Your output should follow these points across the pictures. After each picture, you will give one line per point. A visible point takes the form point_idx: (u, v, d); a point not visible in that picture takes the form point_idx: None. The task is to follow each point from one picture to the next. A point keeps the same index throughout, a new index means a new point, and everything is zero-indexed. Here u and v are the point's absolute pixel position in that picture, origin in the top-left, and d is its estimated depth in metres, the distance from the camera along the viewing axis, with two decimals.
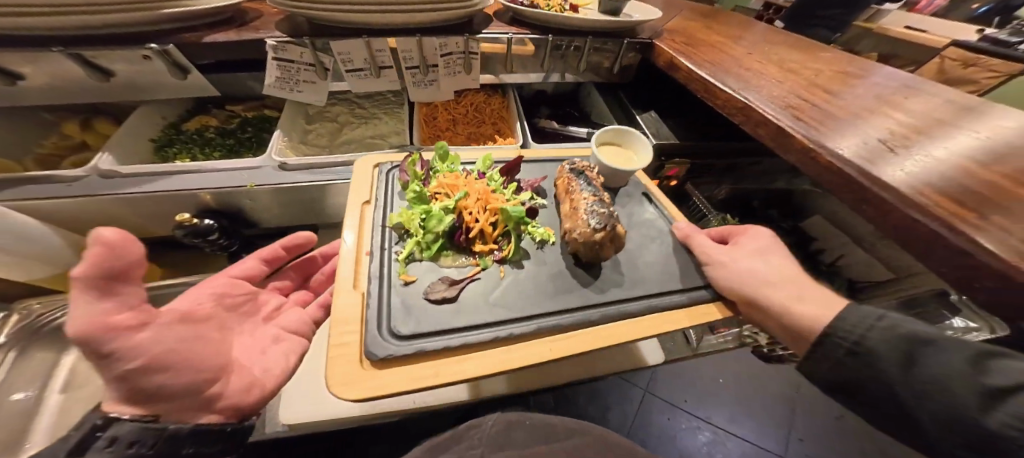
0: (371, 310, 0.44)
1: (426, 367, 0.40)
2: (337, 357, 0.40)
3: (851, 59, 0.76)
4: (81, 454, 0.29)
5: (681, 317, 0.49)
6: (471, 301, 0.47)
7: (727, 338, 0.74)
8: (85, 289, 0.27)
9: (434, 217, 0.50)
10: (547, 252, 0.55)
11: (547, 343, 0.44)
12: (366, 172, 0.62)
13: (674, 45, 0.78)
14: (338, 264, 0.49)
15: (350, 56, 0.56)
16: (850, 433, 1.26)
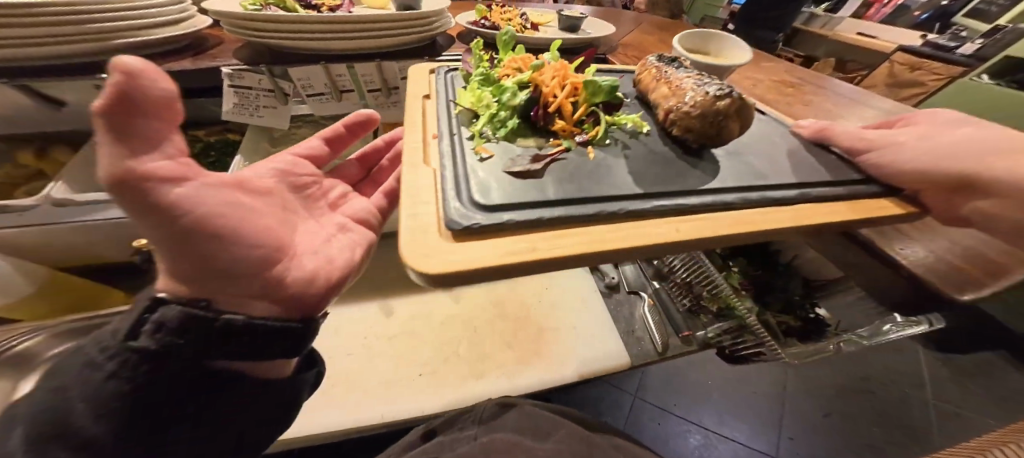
0: (449, 186, 0.42)
1: (513, 240, 0.37)
2: (420, 228, 0.38)
3: (791, 70, 0.81)
4: (135, 335, 0.26)
5: (841, 213, 0.44)
6: (555, 175, 0.45)
7: (691, 341, 0.76)
8: (106, 131, 0.18)
9: (508, 92, 0.53)
10: (636, 142, 0.54)
11: (668, 223, 0.41)
12: (431, 83, 0.64)
13: (628, 60, 0.83)
14: (406, 148, 0.51)
15: (309, 81, 0.58)
16: (840, 431, 1.25)
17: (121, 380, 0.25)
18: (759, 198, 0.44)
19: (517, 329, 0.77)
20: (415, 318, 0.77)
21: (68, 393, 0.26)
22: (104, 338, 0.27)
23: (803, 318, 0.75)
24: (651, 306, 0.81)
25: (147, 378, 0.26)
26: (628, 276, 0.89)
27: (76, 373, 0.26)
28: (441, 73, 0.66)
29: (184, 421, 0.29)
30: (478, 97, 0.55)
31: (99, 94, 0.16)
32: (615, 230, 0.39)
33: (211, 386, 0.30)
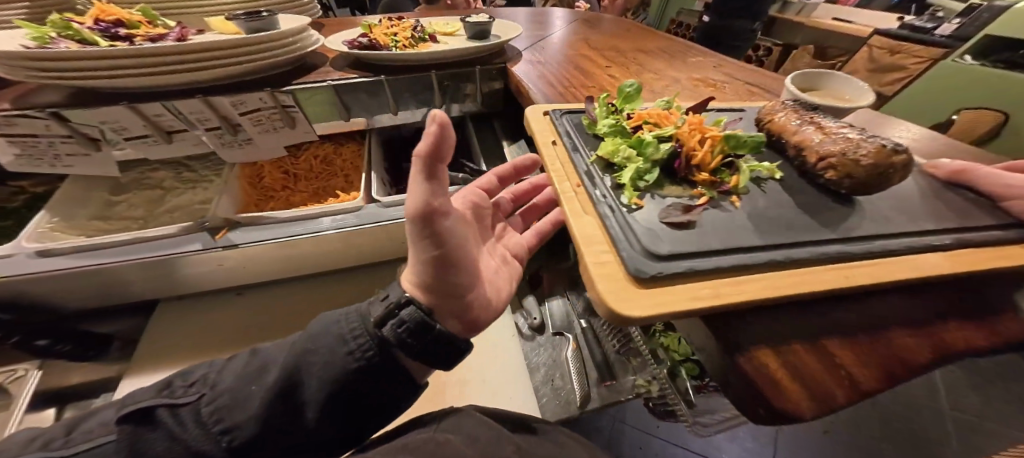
0: (619, 226, 0.32)
1: (702, 285, 0.27)
2: (602, 267, 0.29)
3: (721, 68, 0.70)
4: (381, 325, 0.34)
5: (1012, 257, 0.33)
6: (717, 226, 0.33)
7: (615, 391, 0.67)
8: (421, 172, 0.26)
9: (652, 143, 0.39)
10: (771, 195, 0.38)
11: (832, 269, 0.30)
12: (549, 127, 0.49)
13: (534, 66, 0.69)
14: (560, 197, 0.38)
15: (121, 124, 0.50)
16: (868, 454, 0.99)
17: (353, 358, 0.33)
18: (924, 244, 0.33)
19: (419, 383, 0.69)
20: None
21: (315, 357, 0.34)
22: (352, 324, 0.35)
23: None
24: (575, 352, 0.72)
25: (374, 364, 0.34)
26: (553, 312, 0.79)
27: (325, 341, 0.34)
28: (557, 116, 0.51)
29: (364, 404, 0.35)
30: (607, 146, 0.41)
31: (422, 139, 0.24)
32: (789, 277, 0.29)
33: (392, 385, 0.35)
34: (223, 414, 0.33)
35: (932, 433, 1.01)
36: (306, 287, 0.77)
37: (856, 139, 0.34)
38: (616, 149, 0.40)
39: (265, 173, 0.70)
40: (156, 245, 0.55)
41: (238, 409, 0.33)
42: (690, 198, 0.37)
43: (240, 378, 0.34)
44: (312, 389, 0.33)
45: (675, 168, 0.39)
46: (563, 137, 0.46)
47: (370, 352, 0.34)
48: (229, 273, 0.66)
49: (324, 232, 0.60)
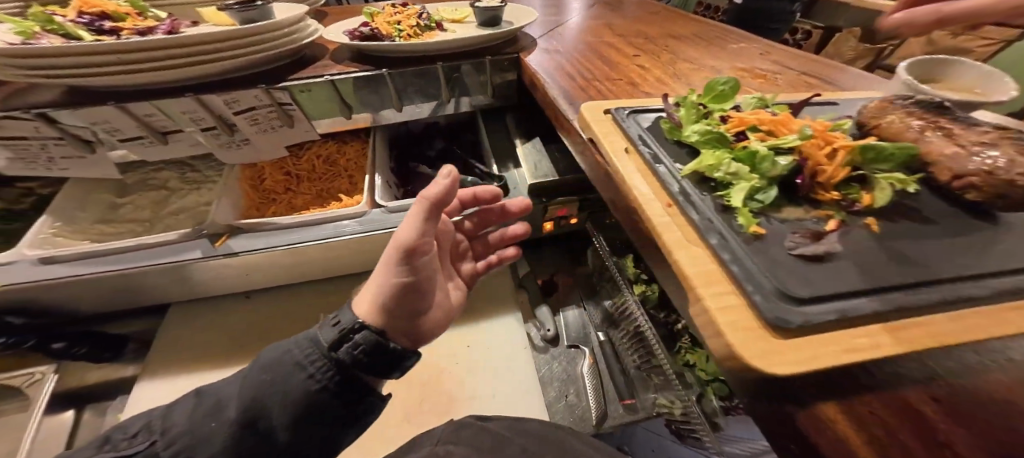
0: (740, 263, 0.23)
1: (846, 342, 0.20)
2: (731, 314, 0.22)
3: (763, 56, 0.62)
4: (335, 350, 0.32)
5: None
6: (867, 256, 0.24)
7: (633, 411, 0.62)
8: (424, 203, 0.34)
9: (767, 160, 0.28)
10: (908, 214, 0.28)
11: (1004, 312, 0.21)
12: (616, 130, 0.39)
13: (550, 55, 0.63)
14: (652, 223, 0.28)
15: (113, 125, 0.47)
16: None
17: (315, 382, 0.31)
18: None
19: (426, 398, 0.64)
20: None
21: (272, 387, 0.31)
22: (302, 348, 0.33)
23: None
24: (591, 367, 0.67)
25: (331, 388, 0.32)
26: (569, 323, 0.74)
27: (285, 367, 0.32)
28: (622, 115, 0.40)
29: (334, 426, 0.33)
30: (703, 155, 0.30)
31: (438, 183, 0.33)
32: (943, 323, 0.21)
33: (354, 405, 0.34)
34: (194, 451, 0.30)
35: None
36: (314, 290, 0.74)
37: (1021, 155, 0.25)
38: (716, 159, 0.29)
39: (266, 174, 0.67)
40: (156, 251, 0.53)
41: (208, 446, 0.30)
42: (814, 225, 0.26)
43: (196, 416, 0.31)
44: (279, 417, 0.31)
45: (800, 184, 0.28)
46: (631, 139, 0.36)
47: (327, 378, 0.32)
48: (234, 278, 0.63)
49: (329, 239, 0.57)
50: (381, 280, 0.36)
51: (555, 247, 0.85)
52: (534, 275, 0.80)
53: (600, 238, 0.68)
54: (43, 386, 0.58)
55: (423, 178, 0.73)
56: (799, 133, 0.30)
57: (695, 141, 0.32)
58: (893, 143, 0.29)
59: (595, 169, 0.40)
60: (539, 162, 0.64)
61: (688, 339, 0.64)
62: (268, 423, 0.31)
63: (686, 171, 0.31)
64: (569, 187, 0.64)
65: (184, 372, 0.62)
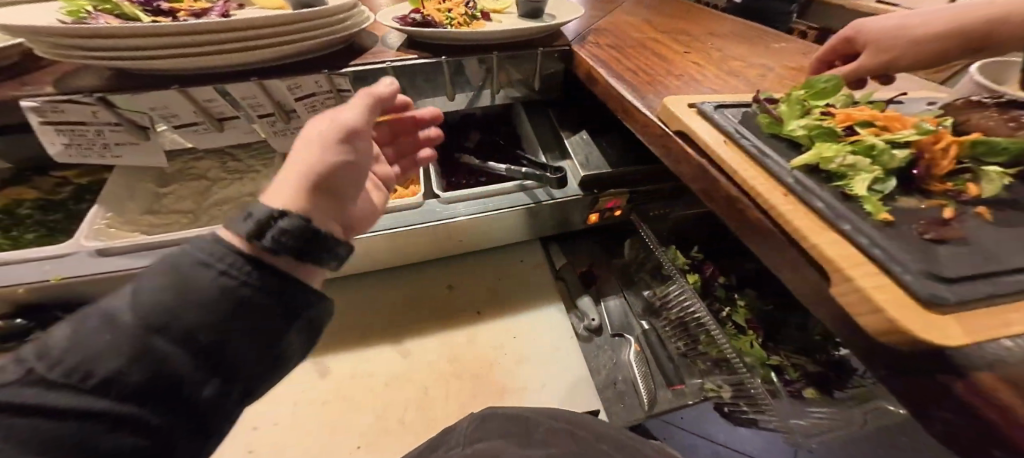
0: (878, 245, 0.27)
1: (994, 320, 0.23)
2: (887, 292, 0.24)
3: (801, 53, 0.65)
4: (256, 239, 0.23)
5: None
6: (982, 241, 0.28)
7: (688, 394, 0.64)
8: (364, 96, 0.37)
9: (888, 153, 0.32)
10: (1006, 207, 0.32)
11: None
12: (707, 125, 0.42)
13: (602, 49, 0.63)
14: (777, 209, 0.32)
15: (170, 110, 0.48)
16: None
17: (232, 277, 0.22)
18: None
19: (480, 389, 0.62)
20: (355, 379, 0.61)
21: (169, 290, 0.20)
22: (203, 245, 0.23)
23: (823, 362, 0.61)
24: (637, 354, 0.68)
25: (256, 280, 0.23)
26: (613, 312, 0.75)
27: (178, 266, 0.21)
28: (710, 110, 0.44)
29: (283, 320, 0.24)
30: (819, 149, 0.34)
31: (385, 86, 0.39)
32: None
33: (293, 293, 0.25)
34: (96, 367, 0.17)
35: None
36: (357, 281, 0.73)
37: None
38: (832, 152, 0.33)
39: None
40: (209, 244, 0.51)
41: (114, 361, 0.18)
42: (931, 212, 0.31)
43: (83, 338, 0.18)
44: (202, 318, 0.20)
45: (914, 176, 0.33)
46: (730, 131, 0.40)
47: (240, 274, 0.22)
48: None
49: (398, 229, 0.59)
50: (312, 165, 0.30)
51: (593, 238, 0.85)
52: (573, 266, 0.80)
53: (646, 228, 0.68)
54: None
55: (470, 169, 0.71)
56: (919, 127, 0.35)
57: (809, 139, 0.36)
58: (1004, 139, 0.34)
59: (683, 162, 0.43)
60: (590, 153, 0.65)
61: (743, 324, 0.66)
62: (186, 322, 0.20)
63: (798, 165, 0.35)
64: (619, 179, 0.65)
65: None
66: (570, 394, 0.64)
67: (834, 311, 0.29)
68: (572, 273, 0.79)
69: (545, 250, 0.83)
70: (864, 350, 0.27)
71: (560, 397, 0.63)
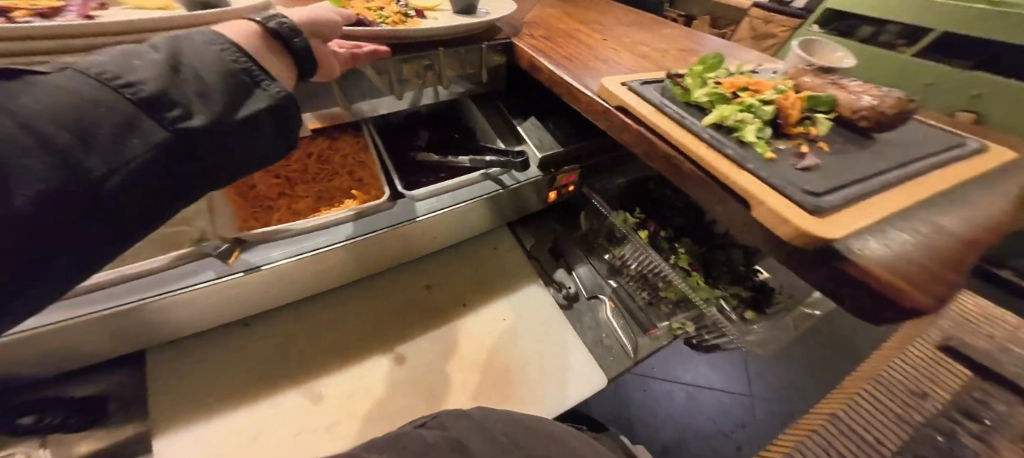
0: (773, 177, 0.36)
1: (858, 213, 0.33)
2: (793, 208, 0.33)
3: (688, 38, 0.79)
4: (264, 26, 0.35)
5: (973, 164, 0.45)
6: (833, 166, 0.39)
7: (660, 337, 0.74)
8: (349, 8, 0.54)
9: (758, 108, 0.42)
10: (838, 140, 0.45)
11: (915, 186, 0.38)
12: (639, 98, 0.49)
13: (536, 41, 0.69)
14: (705, 160, 0.40)
15: None
16: (793, 369, 1.74)
17: (229, 54, 0.30)
18: (929, 159, 0.43)
19: (483, 378, 0.64)
20: (353, 400, 0.58)
21: (186, 50, 0.29)
22: (207, 34, 0.31)
23: (752, 287, 0.76)
24: (613, 311, 0.77)
25: (245, 65, 0.31)
26: (583, 280, 0.82)
27: (193, 41, 0.30)
28: (639, 87, 0.51)
29: (263, 116, 0.31)
30: (720, 110, 0.43)
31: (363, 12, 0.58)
32: (886, 196, 0.36)
33: (270, 91, 0.32)
34: (128, 77, 0.25)
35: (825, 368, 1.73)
36: (319, 303, 0.67)
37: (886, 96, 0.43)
38: (728, 111, 0.42)
39: (253, 180, 0.59)
40: (140, 284, 0.43)
41: (138, 75, 0.25)
42: (795, 149, 0.42)
43: (116, 59, 0.25)
44: (202, 76, 0.28)
45: (780, 125, 0.43)
46: (658, 102, 0.47)
47: (234, 53, 0.30)
48: (216, 309, 0.51)
49: (360, 237, 0.55)
50: (311, 14, 0.41)
51: (553, 216, 0.91)
52: (541, 244, 0.85)
53: (598, 197, 0.77)
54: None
55: (429, 165, 0.71)
56: (776, 90, 0.45)
57: (706, 103, 0.45)
58: (823, 93, 0.46)
59: (622, 131, 0.50)
60: (542, 137, 0.70)
61: (688, 266, 0.77)
62: (195, 72, 0.28)
63: (708, 123, 0.43)
64: (568, 158, 0.72)
65: (206, 425, 0.51)
66: (567, 362, 0.69)
67: (759, 231, 0.37)
68: (543, 249, 0.84)
69: (513, 234, 0.87)
70: (785, 256, 0.35)
71: (560, 367, 0.68)
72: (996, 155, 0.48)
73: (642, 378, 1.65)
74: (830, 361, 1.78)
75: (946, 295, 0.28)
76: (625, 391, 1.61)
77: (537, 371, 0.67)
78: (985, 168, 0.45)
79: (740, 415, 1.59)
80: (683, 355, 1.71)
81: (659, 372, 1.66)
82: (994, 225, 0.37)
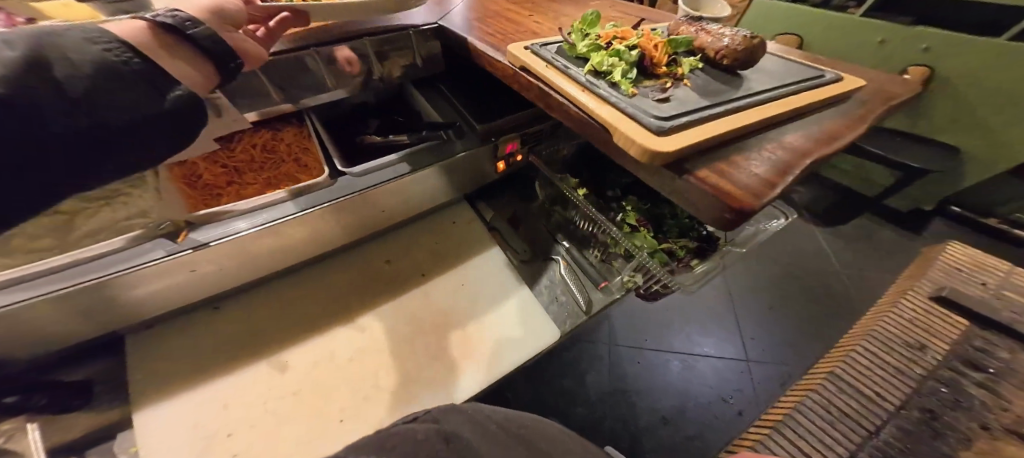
0: (630, 108, 0.46)
1: (691, 133, 0.44)
2: (638, 134, 0.43)
3: (613, 8, 0.85)
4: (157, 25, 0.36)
5: (809, 95, 0.56)
6: (685, 96, 0.51)
7: (611, 289, 0.80)
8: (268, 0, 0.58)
9: (625, 52, 0.54)
10: (697, 75, 0.59)
11: (748, 114, 0.49)
12: (535, 58, 0.58)
13: (464, 21, 0.75)
14: (584, 99, 0.50)
15: None
16: (785, 326, 1.78)
17: (116, 55, 0.32)
18: (770, 94, 0.54)
19: (441, 341, 0.69)
20: (322, 365, 0.63)
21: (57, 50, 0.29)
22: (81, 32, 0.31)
23: (698, 237, 0.81)
24: (566, 269, 0.82)
25: (137, 66, 0.33)
26: (538, 244, 0.88)
27: (68, 38, 0.30)
28: (538, 49, 0.59)
29: (163, 117, 0.35)
30: (594, 59, 0.55)
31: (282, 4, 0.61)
32: (719, 120, 0.47)
33: (172, 96, 0.35)
34: None
35: (814, 322, 1.79)
36: (289, 281, 0.74)
37: (733, 40, 0.56)
38: (602, 59, 0.54)
39: (200, 171, 0.66)
40: (96, 265, 0.48)
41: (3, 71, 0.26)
42: (660, 85, 0.54)
43: None
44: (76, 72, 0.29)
45: (646, 65, 0.56)
46: (554, 60, 0.56)
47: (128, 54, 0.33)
48: (175, 287, 0.57)
49: (310, 209, 0.62)
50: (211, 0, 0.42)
51: (510, 188, 0.96)
52: (500, 215, 0.91)
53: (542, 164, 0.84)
54: (28, 436, 0.50)
55: (374, 147, 0.79)
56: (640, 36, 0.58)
57: (586, 52, 0.56)
58: (682, 37, 0.60)
59: (527, 88, 0.58)
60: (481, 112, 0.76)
61: (638, 221, 0.82)
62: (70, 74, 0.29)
63: (589, 70, 0.54)
64: (507, 127, 0.77)
65: (190, 392, 0.57)
66: (525, 321, 0.74)
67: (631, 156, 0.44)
68: (501, 219, 0.90)
69: (472, 208, 0.92)
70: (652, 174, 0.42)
71: (518, 323, 0.73)
72: (835, 89, 0.60)
73: (635, 351, 1.67)
74: (818, 315, 1.82)
75: (749, 196, 0.38)
76: (620, 364, 1.63)
77: (498, 329, 0.72)
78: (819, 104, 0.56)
79: (737, 381, 1.60)
80: (671, 323, 1.76)
81: (653, 343, 1.69)
82: (801, 147, 0.48)
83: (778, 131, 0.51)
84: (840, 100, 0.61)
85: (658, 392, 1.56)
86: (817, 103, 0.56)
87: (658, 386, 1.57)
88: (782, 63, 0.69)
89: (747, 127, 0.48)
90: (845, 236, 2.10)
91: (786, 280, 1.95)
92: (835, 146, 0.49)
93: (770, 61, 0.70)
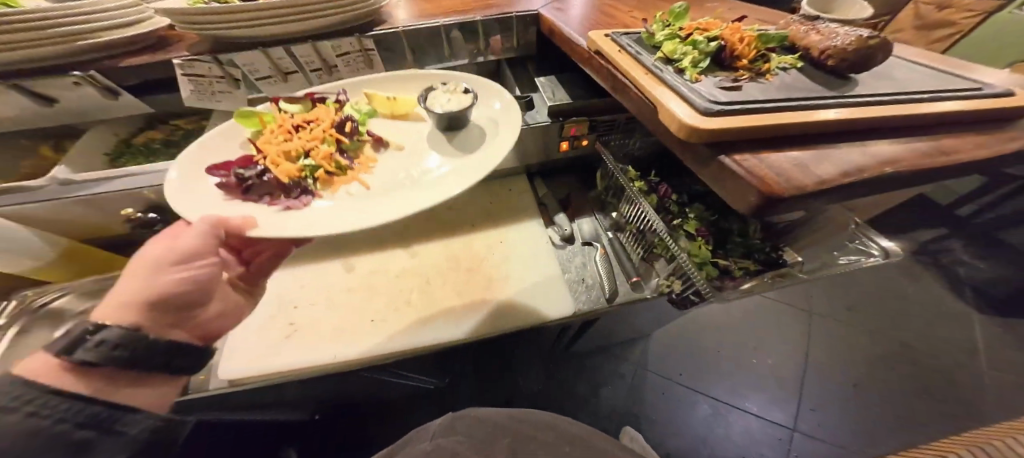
0: (685, 92, 0.49)
1: (741, 120, 0.44)
2: (673, 119, 0.47)
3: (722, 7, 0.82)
4: (69, 351, 0.38)
5: (925, 110, 0.49)
6: (756, 89, 0.51)
7: (641, 286, 0.81)
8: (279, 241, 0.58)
9: (703, 41, 0.56)
10: (787, 72, 0.56)
11: (824, 114, 0.46)
12: (612, 44, 0.63)
13: (562, 9, 0.82)
14: (642, 82, 0.54)
15: (255, 65, 0.75)
16: (866, 412, 1.48)
17: (40, 416, 0.35)
18: (868, 100, 0.50)
19: (471, 284, 0.81)
20: (380, 274, 0.81)
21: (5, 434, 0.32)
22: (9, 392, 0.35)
23: (762, 260, 0.75)
24: (603, 254, 0.86)
25: (85, 412, 0.38)
26: (584, 227, 0.92)
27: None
28: (618, 37, 0.64)
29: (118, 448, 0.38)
30: (667, 47, 0.58)
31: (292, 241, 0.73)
32: (781, 115, 0.46)
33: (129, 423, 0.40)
34: None
35: (912, 419, 1.46)
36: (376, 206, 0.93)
37: (841, 39, 0.53)
38: (677, 48, 0.57)
39: None
40: None
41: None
42: (733, 76, 0.55)
43: None
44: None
45: (725, 56, 0.57)
46: (630, 47, 0.60)
47: (63, 402, 0.37)
48: None
49: None
50: (138, 296, 0.47)
51: (572, 173, 1.03)
52: (553, 194, 0.98)
53: (606, 152, 0.87)
54: None
55: None
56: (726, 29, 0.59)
57: (661, 42, 0.60)
58: (778, 33, 0.58)
59: (599, 70, 0.64)
60: (555, 91, 0.83)
61: (696, 227, 0.79)
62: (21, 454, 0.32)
63: (660, 57, 0.58)
64: (577, 110, 0.82)
65: (297, 268, 0.82)
66: (547, 290, 0.80)
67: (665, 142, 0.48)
68: (551, 196, 0.97)
69: (530, 183, 1.01)
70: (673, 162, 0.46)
71: (542, 289, 0.80)
72: (989, 105, 0.51)
73: (664, 383, 1.59)
74: (926, 418, 1.46)
75: (779, 183, 0.39)
76: (643, 387, 1.59)
77: (523, 287, 0.81)
78: (927, 123, 0.49)
79: (775, 451, 1.41)
80: (713, 363, 1.62)
81: (686, 379, 1.59)
82: (879, 163, 0.43)
83: (855, 144, 0.47)
84: (974, 124, 0.51)
85: (675, 426, 1.49)
86: (923, 124, 0.50)
87: (676, 421, 1.50)
88: (922, 73, 0.61)
89: (810, 131, 0.46)
90: (1018, 343, 1.65)
91: (893, 361, 1.61)
92: (929, 167, 0.44)
93: (902, 73, 0.60)
